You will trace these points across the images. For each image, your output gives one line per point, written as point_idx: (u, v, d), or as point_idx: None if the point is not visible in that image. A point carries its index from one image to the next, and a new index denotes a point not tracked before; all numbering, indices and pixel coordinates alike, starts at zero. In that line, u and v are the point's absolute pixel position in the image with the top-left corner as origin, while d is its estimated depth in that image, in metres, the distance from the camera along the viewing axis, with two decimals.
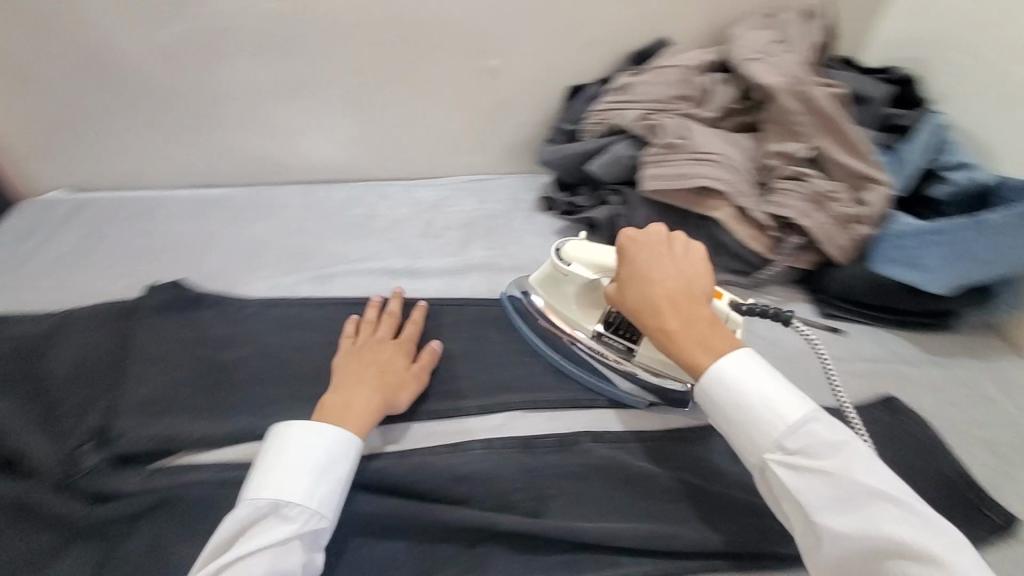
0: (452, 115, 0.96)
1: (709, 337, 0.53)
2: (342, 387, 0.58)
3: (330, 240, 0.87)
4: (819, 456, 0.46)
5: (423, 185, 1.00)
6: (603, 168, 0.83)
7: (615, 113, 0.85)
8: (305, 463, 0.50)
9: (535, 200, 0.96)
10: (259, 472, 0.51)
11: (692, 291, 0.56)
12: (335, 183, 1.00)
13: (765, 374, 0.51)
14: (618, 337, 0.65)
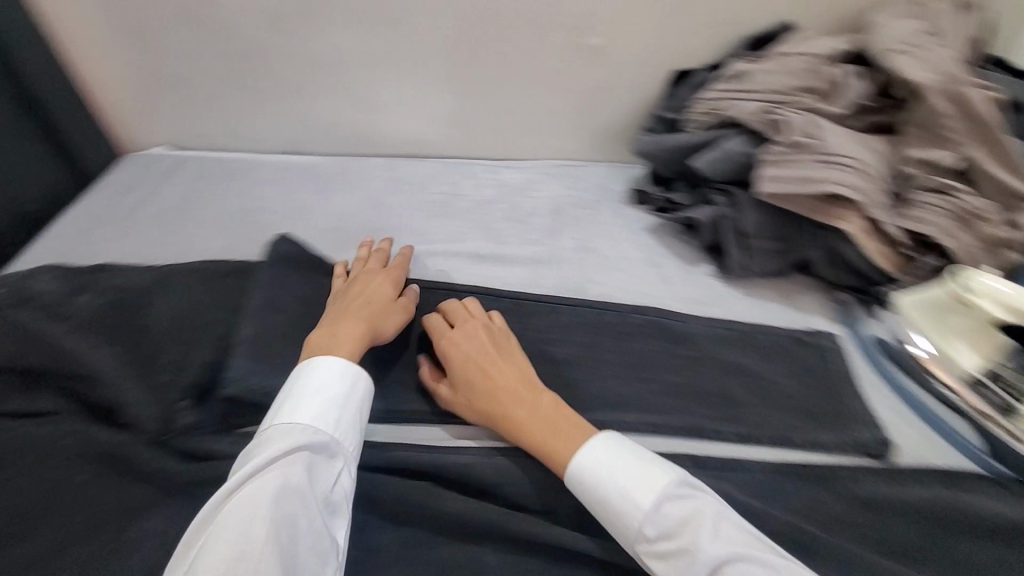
0: (549, 97, 0.92)
1: (559, 427, 0.54)
2: (334, 329, 0.59)
3: (417, 217, 0.86)
4: (679, 534, 0.46)
5: (508, 166, 0.97)
6: (709, 165, 0.74)
7: (731, 104, 0.77)
8: (326, 398, 0.52)
9: (627, 193, 0.92)
10: (286, 400, 0.52)
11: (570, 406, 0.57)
12: (421, 158, 0.99)
13: (616, 453, 0.51)
14: (1001, 392, 0.60)
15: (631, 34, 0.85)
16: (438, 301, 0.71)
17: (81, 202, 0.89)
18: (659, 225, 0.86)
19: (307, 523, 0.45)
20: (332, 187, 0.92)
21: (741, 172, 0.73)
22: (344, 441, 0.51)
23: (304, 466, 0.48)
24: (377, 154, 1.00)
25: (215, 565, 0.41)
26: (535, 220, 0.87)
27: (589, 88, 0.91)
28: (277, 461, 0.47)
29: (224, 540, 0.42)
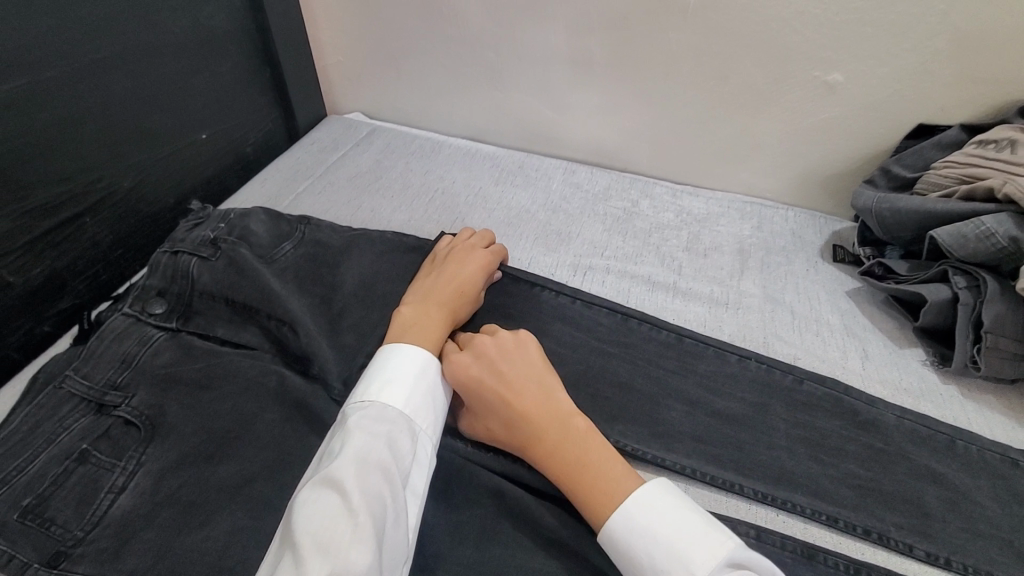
0: (759, 129, 0.85)
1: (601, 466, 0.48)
2: (445, 318, 0.60)
3: (594, 228, 0.84)
4: None
5: (693, 192, 0.92)
6: (954, 240, 0.65)
7: (994, 175, 0.66)
8: (414, 384, 0.52)
9: (824, 246, 0.83)
10: (373, 379, 0.52)
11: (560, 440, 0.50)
12: (603, 169, 0.96)
13: (670, 506, 0.45)
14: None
15: (879, 77, 0.76)
16: (610, 320, 0.68)
17: (289, 151, 0.96)
18: (860, 289, 0.76)
19: (397, 501, 0.44)
20: (511, 179, 0.92)
21: (994, 256, 0.63)
22: (425, 423, 0.52)
23: (394, 445, 0.47)
24: (556, 156, 0.99)
25: (314, 525, 0.40)
26: (718, 256, 0.80)
27: (808, 126, 0.83)
28: (372, 435, 0.47)
29: (322, 512, 0.41)
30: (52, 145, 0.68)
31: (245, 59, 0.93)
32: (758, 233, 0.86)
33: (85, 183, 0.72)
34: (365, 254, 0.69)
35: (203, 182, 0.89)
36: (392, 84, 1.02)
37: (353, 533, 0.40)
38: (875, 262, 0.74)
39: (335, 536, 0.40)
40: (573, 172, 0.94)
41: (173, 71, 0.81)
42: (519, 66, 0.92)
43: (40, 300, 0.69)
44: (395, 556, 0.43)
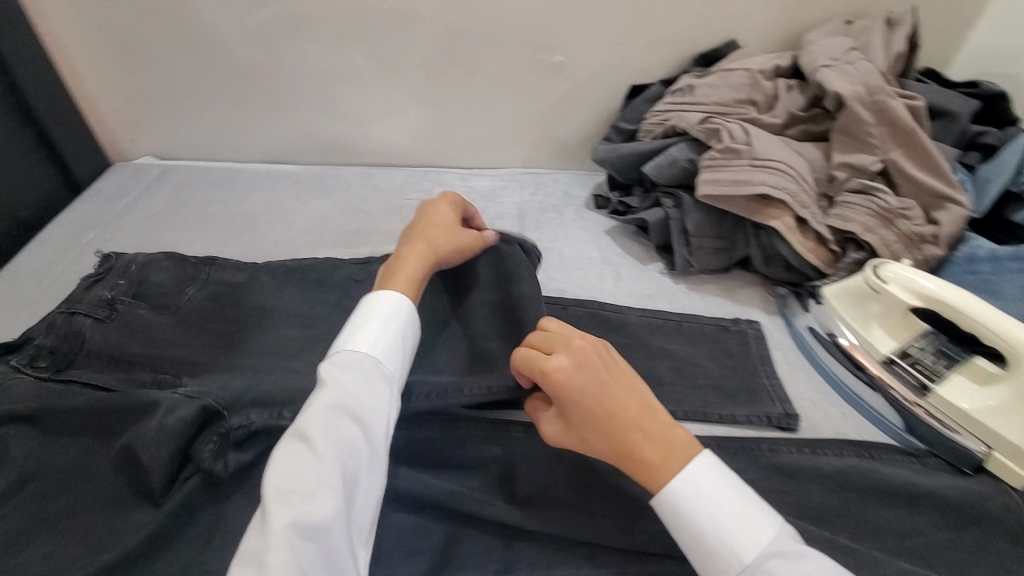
0: (516, 110, 0.99)
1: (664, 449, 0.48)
2: (430, 248, 0.65)
3: (391, 221, 0.92)
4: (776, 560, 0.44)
5: (480, 174, 1.04)
6: (656, 170, 0.81)
7: (677, 114, 0.83)
8: (377, 336, 0.56)
9: (588, 198, 0.99)
10: (350, 330, 0.57)
11: (648, 410, 0.50)
12: (399, 168, 1.05)
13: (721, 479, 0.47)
14: (914, 370, 0.62)
15: (590, 52, 0.92)
16: None
17: (77, 207, 0.95)
18: (616, 226, 0.92)
19: (361, 441, 0.49)
20: (311, 193, 0.98)
21: (683, 176, 0.79)
22: (391, 365, 0.56)
23: (356, 394, 0.52)
24: (355, 164, 1.06)
25: (281, 473, 0.46)
26: (500, 224, 0.93)
27: (552, 101, 0.98)
28: (339, 392, 0.51)
29: (288, 463, 0.47)
30: None
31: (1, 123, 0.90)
32: (535, 197, 0.99)
33: None
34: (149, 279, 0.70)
35: None
36: (177, 122, 1.04)
37: (318, 474, 0.46)
38: (619, 201, 0.90)
39: (301, 483, 0.45)
40: (371, 176, 1.03)
41: None
42: (295, 88, 0.98)
43: None
44: (360, 481, 0.48)
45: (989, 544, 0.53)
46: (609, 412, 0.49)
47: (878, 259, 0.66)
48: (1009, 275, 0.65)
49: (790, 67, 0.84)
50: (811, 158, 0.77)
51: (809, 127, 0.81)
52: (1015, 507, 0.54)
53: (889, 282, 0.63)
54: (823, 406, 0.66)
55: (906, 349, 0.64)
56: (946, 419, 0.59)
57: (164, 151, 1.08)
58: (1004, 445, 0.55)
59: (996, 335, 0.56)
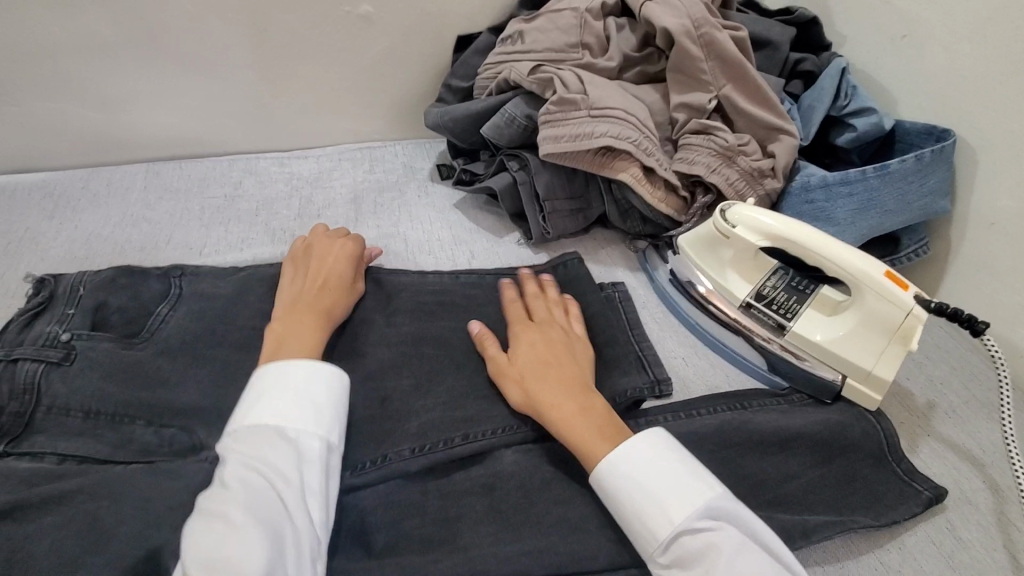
0: (331, 75, 0.84)
1: (598, 423, 0.49)
2: (291, 313, 0.56)
3: (187, 227, 0.75)
4: (687, 534, 0.42)
5: (301, 155, 0.88)
6: (495, 131, 0.72)
7: (508, 66, 0.75)
8: (307, 396, 0.48)
9: (432, 170, 0.88)
10: (255, 394, 0.48)
11: (582, 384, 0.53)
12: (192, 160, 0.85)
13: (662, 454, 0.46)
14: (770, 311, 0.61)
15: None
16: (207, 317, 0.59)
17: None
18: (464, 197, 0.82)
19: (290, 497, 0.42)
20: (74, 208, 0.76)
21: (523, 134, 0.71)
22: (311, 429, 0.46)
23: (264, 459, 0.43)
24: (134, 162, 0.84)
25: (201, 545, 0.37)
26: (332, 213, 0.79)
27: (371, 60, 0.84)
28: (248, 459, 0.43)
29: (205, 536, 0.38)
30: None
31: None
32: (373, 175, 0.86)
33: None
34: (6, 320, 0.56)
35: None
36: None
37: (244, 544, 0.38)
38: (462, 169, 0.80)
39: (217, 553, 0.37)
40: (158, 175, 0.82)
41: None
42: (18, 68, 0.73)
43: None
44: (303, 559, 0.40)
45: (855, 470, 0.54)
46: (577, 385, 0.52)
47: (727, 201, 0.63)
48: (839, 199, 0.66)
49: (617, 3, 0.77)
50: (651, 102, 0.73)
51: (644, 68, 0.77)
52: (869, 429, 0.56)
53: (738, 225, 0.61)
54: (694, 359, 0.64)
55: (759, 292, 0.62)
56: (804, 355, 0.58)
57: None
58: (855, 371, 0.56)
59: (838, 266, 0.55)
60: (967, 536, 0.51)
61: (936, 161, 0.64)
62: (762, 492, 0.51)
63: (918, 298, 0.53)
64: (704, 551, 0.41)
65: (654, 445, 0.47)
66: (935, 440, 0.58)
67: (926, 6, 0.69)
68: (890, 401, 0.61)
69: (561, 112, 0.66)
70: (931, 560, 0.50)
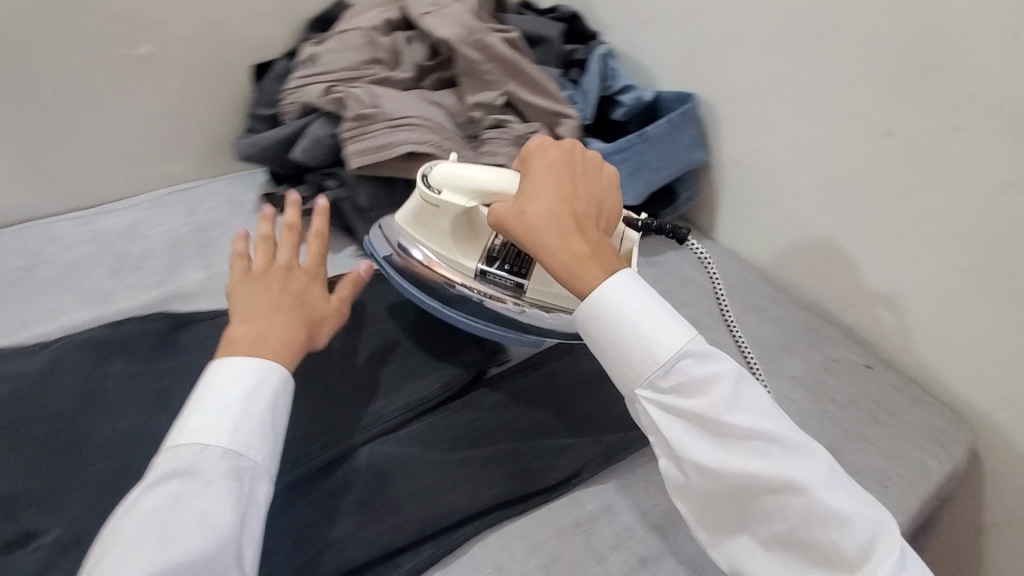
0: (122, 123, 0.80)
1: (601, 258, 0.50)
2: (255, 318, 0.50)
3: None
4: (690, 387, 0.46)
5: (107, 210, 0.83)
6: (305, 154, 0.74)
7: (305, 89, 0.77)
8: (195, 430, 0.43)
9: (256, 200, 0.87)
10: (193, 407, 0.44)
11: (586, 217, 0.52)
12: None
13: (651, 298, 0.48)
14: (503, 272, 0.62)
15: (181, 35, 0.79)
16: (21, 398, 0.56)
17: None
18: (296, 221, 0.84)
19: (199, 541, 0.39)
20: None
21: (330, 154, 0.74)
22: (254, 453, 0.44)
23: (177, 501, 0.40)
24: None
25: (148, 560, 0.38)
26: (155, 261, 0.76)
27: (165, 101, 0.82)
28: (144, 514, 0.40)
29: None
30: None
31: None
32: (198, 215, 0.84)
33: None
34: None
35: None
36: None
37: None
38: (281, 195, 0.81)
39: None
40: None
41: None
42: None
43: None
44: None
45: None
46: (567, 223, 0.51)
47: (427, 165, 0.61)
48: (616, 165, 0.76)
49: (400, 19, 0.83)
50: (449, 104, 0.79)
51: (440, 75, 0.82)
52: None
53: (442, 190, 0.59)
54: None
55: (489, 255, 0.62)
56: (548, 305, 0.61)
57: None
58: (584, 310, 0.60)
59: None
60: None
61: (681, 123, 0.77)
62: (591, 421, 0.60)
63: (628, 223, 0.61)
64: (747, 398, 0.45)
65: (637, 290, 0.49)
66: (720, 344, 0.72)
67: None
68: None
69: (363, 127, 0.70)
70: None
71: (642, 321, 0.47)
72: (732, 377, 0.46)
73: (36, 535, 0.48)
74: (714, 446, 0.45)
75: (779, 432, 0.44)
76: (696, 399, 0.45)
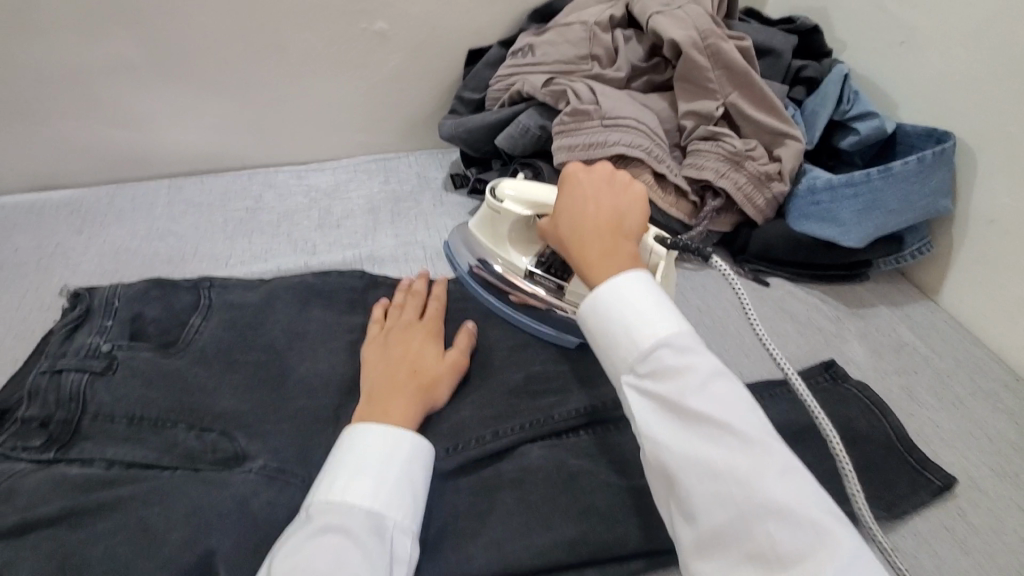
0: (347, 90, 0.86)
1: (613, 259, 0.50)
2: (379, 394, 0.53)
3: (214, 240, 0.77)
4: (661, 373, 0.42)
5: (317, 168, 0.90)
6: (509, 142, 0.74)
7: (520, 78, 0.78)
8: (351, 484, 0.45)
9: (445, 179, 0.90)
10: (342, 464, 0.46)
11: (622, 222, 0.54)
12: (212, 175, 0.87)
13: (648, 291, 0.46)
14: (550, 275, 0.65)
15: (416, 17, 0.82)
16: (240, 326, 0.61)
17: None
18: (479, 206, 0.85)
19: None
20: (107, 222, 0.77)
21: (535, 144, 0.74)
22: (398, 514, 0.45)
23: (340, 550, 0.41)
24: (154, 178, 0.86)
25: None
26: (353, 223, 0.81)
27: (386, 74, 0.86)
28: (308, 560, 0.39)
29: None
30: None
31: None
32: (391, 186, 0.89)
33: None
34: (50, 329, 0.59)
35: None
36: None
37: None
38: (477, 179, 0.84)
39: None
40: (182, 190, 0.84)
41: None
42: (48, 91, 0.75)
43: None
44: None
45: (869, 459, 0.56)
46: (588, 227, 0.53)
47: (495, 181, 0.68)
48: (843, 201, 0.70)
49: (625, 15, 0.80)
50: (659, 111, 0.76)
51: (654, 77, 0.78)
52: (881, 419, 0.58)
53: (505, 199, 0.65)
54: None
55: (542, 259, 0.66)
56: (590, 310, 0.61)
57: None
58: None
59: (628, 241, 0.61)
60: (973, 519, 0.54)
61: (936, 162, 0.67)
62: None
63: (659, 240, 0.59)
64: (718, 388, 0.40)
65: (635, 284, 0.47)
66: (940, 430, 0.61)
67: (919, 14, 0.72)
68: (895, 398, 0.64)
69: (574, 124, 0.69)
70: (943, 541, 0.53)
71: (625, 313, 0.45)
72: (710, 367, 0.41)
73: (242, 459, 0.50)
74: (681, 431, 0.40)
75: (747, 425, 0.39)
76: (671, 380, 0.41)
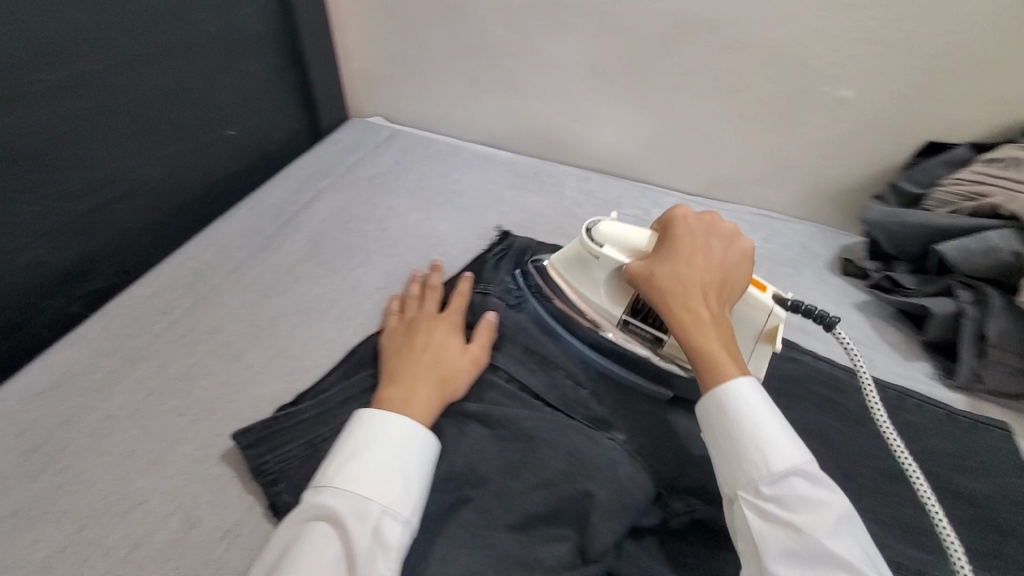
0: (774, 143, 0.86)
1: (732, 343, 0.49)
2: (401, 379, 0.53)
3: None
4: (794, 506, 0.41)
5: (704, 203, 0.93)
6: (962, 255, 0.66)
7: (1000, 192, 0.68)
8: (358, 471, 0.44)
9: (832, 259, 0.84)
10: (339, 452, 0.46)
11: (727, 286, 0.52)
12: (615, 178, 0.97)
13: (776, 412, 0.45)
14: (645, 325, 0.59)
15: (889, 94, 0.77)
16: None
17: (314, 155, 0.96)
18: (865, 301, 0.78)
19: None
20: (531, 187, 0.93)
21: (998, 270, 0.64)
22: (389, 498, 0.43)
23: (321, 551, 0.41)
24: (572, 165, 0.99)
25: None
26: None
27: (822, 142, 0.84)
28: (302, 558, 0.40)
29: None
30: (97, 125, 0.67)
31: (264, 58, 0.89)
32: (772, 245, 0.87)
33: (117, 178, 0.70)
34: (479, 253, 0.75)
35: (228, 177, 0.86)
36: (416, 89, 1.03)
37: None
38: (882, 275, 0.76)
39: None
40: (589, 182, 0.95)
41: (198, 64, 0.78)
42: (542, 78, 0.92)
43: (91, 268, 0.69)
44: None
45: None
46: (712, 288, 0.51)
47: (594, 220, 0.62)
48: None
49: None
50: None
51: None
52: None
53: (606, 243, 0.60)
54: None
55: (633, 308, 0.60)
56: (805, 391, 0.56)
57: (402, 115, 1.09)
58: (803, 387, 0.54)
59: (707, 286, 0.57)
60: None
61: None
62: None
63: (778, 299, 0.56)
64: (845, 537, 0.40)
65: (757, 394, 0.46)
66: None
67: None
68: None
69: None
70: None
71: (744, 418, 0.45)
72: (820, 503, 0.41)
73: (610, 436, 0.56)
74: (803, 571, 0.39)
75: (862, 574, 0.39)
76: (791, 510, 0.41)
